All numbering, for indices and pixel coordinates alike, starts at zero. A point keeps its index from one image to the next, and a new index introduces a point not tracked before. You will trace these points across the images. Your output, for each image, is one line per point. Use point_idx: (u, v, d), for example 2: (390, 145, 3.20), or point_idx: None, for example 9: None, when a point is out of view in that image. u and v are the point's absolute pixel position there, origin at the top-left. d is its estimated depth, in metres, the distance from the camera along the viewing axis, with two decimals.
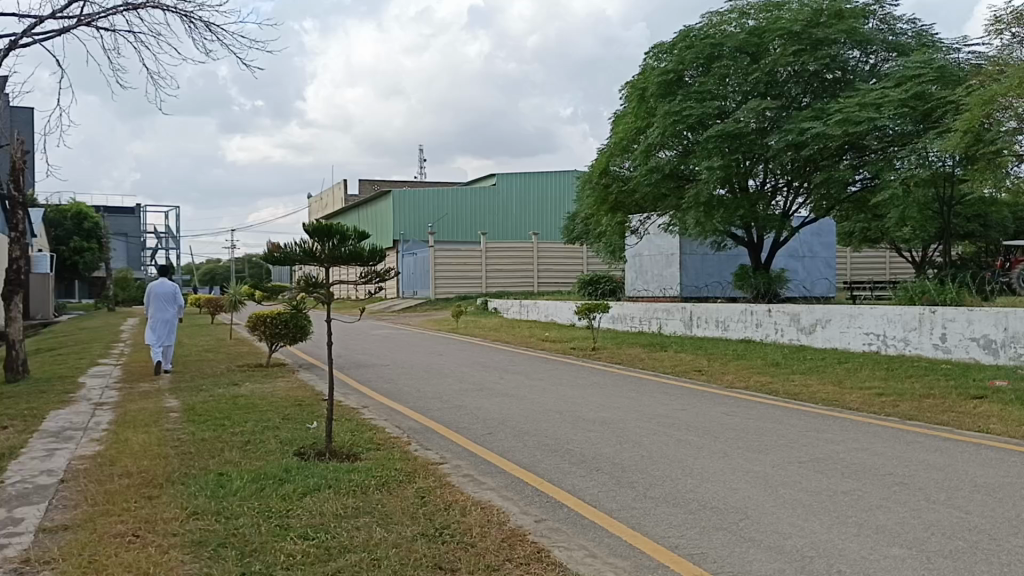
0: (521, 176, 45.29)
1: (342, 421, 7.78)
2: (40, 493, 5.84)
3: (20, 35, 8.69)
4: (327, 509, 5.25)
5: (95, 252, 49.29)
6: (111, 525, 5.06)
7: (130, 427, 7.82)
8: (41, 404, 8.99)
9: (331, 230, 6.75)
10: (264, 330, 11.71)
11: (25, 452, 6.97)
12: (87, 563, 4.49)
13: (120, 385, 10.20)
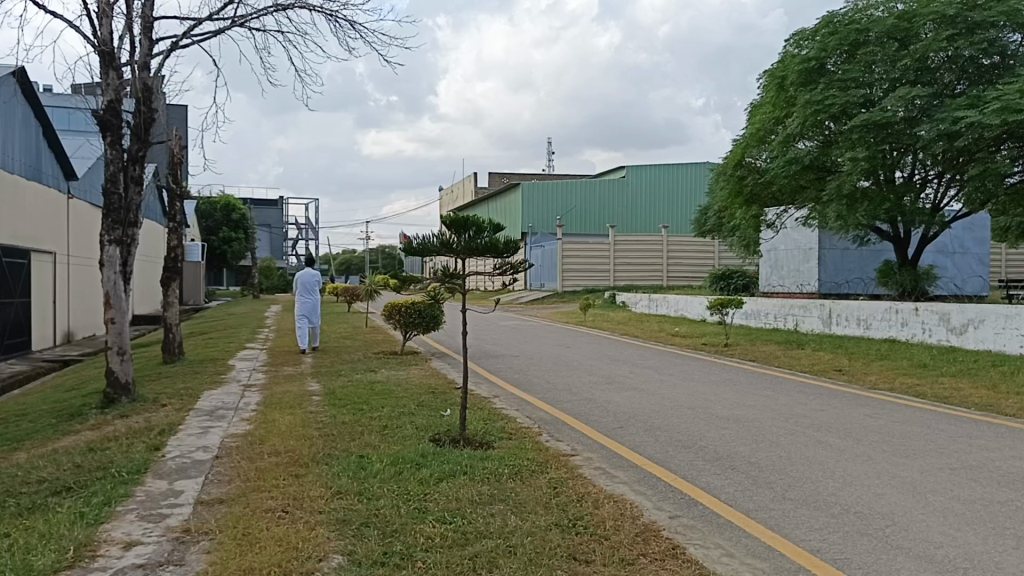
0: (651, 169, 44.75)
1: (475, 410, 7.93)
2: (197, 467, 6.23)
3: (181, 36, 9.24)
4: (463, 495, 5.36)
5: (242, 242, 52.07)
6: (261, 501, 5.34)
7: (276, 408, 8.23)
8: (197, 384, 9.58)
9: (468, 222, 6.84)
10: (399, 319, 12.07)
11: (183, 429, 7.46)
12: (242, 536, 4.76)
13: (266, 369, 10.74)
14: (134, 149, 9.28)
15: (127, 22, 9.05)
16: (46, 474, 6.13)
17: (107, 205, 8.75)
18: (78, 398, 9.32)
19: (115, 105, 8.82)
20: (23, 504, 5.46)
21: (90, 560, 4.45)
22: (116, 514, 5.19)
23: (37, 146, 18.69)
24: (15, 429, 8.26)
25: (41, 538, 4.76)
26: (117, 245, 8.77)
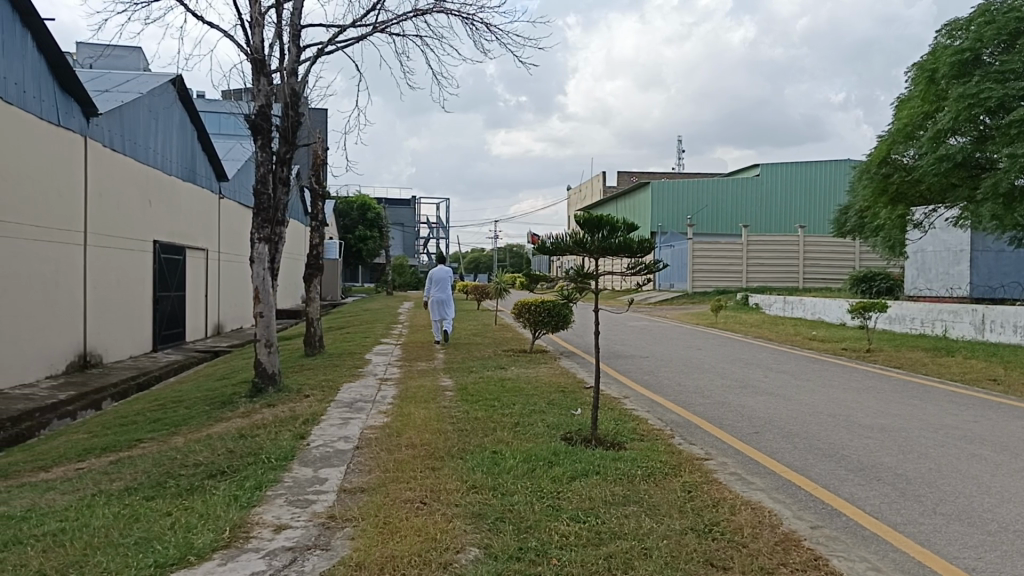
0: (787, 166, 43.38)
1: (606, 410, 7.91)
2: (339, 457, 6.49)
3: (327, 43, 9.63)
4: (596, 495, 5.37)
5: (377, 240, 53.79)
6: (400, 491, 5.51)
7: (411, 402, 8.48)
8: (337, 376, 9.99)
9: (602, 222, 6.82)
10: (529, 317, 12.19)
11: (325, 419, 7.79)
12: (382, 525, 4.93)
13: (400, 364, 11.07)
14: (282, 151, 9.74)
15: (277, 31, 9.51)
16: (202, 458, 6.53)
17: (257, 205, 9.21)
18: (228, 387, 9.89)
19: (266, 109, 9.28)
20: (182, 485, 5.83)
21: (244, 540, 4.72)
22: (266, 498, 5.48)
23: (193, 150, 19.89)
24: (173, 414, 8.84)
25: (200, 517, 5.08)
26: (266, 243, 9.22)
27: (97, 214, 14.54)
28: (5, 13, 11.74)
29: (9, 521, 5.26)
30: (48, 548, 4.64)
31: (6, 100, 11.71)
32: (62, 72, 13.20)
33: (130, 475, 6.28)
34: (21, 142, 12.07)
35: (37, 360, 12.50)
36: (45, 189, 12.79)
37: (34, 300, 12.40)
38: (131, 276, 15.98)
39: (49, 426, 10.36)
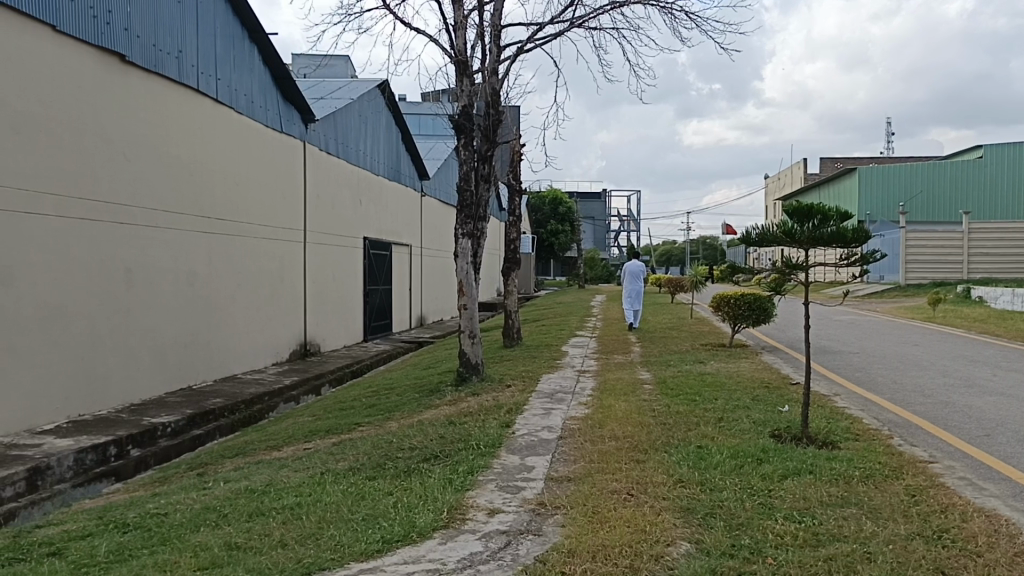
0: (1014, 146, 39.61)
1: (816, 407, 7.59)
2: (544, 445, 6.64)
3: (526, 42, 9.82)
4: (812, 495, 5.17)
5: (568, 234, 54.31)
6: (607, 482, 5.55)
7: (611, 394, 8.53)
8: (536, 367, 10.21)
9: (812, 211, 6.56)
10: (728, 311, 11.89)
11: (528, 409, 7.98)
12: (592, 514, 5.00)
13: (597, 356, 11.15)
14: (483, 149, 10.04)
15: (479, 32, 9.81)
16: (417, 442, 6.88)
17: (460, 201, 9.54)
18: (435, 376, 10.35)
19: (468, 109, 9.60)
20: (400, 467, 6.18)
21: (461, 522, 4.94)
22: (478, 483, 5.70)
23: (397, 150, 20.91)
24: (386, 401, 9.38)
25: (418, 498, 5.36)
26: (469, 238, 9.54)
27: (315, 214, 15.65)
28: (237, 31, 12.86)
29: (252, 493, 5.79)
30: (288, 519, 5.06)
31: (237, 111, 12.84)
32: (283, 82, 14.29)
33: (352, 456, 6.72)
34: (249, 149, 13.20)
35: (266, 348, 13.65)
36: (270, 191, 13.92)
37: (262, 294, 13.53)
38: (344, 270, 17.07)
39: (276, 409, 11.30)
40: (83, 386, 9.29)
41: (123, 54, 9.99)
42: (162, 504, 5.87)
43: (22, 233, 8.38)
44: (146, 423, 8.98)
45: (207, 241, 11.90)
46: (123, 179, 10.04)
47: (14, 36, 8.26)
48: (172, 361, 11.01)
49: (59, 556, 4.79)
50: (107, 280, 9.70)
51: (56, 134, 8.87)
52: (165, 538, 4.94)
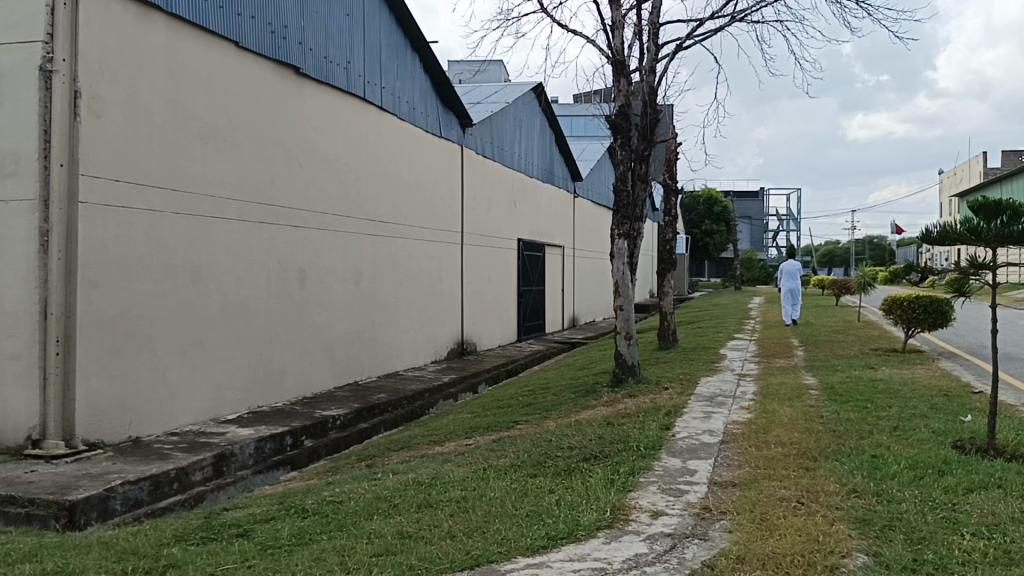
0: None
1: (1003, 418, 7.07)
2: (706, 449, 6.52)
3: (685, 38, 9.67)
4: (1002, 510, 4.82)
5: (724, 234, 53.03)
6: (774, 488, 5.39)
7: (775, 398, 8.27)
8: (694, 370, 10.04)
9: (1000, 207, 6.11)
10: (900, 314, 11.29)
11: (687, 412, 7.85)
12: (760, 520, 4.86)
13: (758, 360, 10.83)
14: (640, 149, 9.97)
15: (636, 31, 9.75)
16: (576, 442, 6.91)
17: (617, 202, 9.51)
18: (591, 376, 10.37)
19: (625, 109, 9.55)
20: (560, 466, 6.23)
21: (625, 522, 4.93)
22: (641, 484, 5.67)
23: (551, 152, 21.08)
24: (543, 399, 9.48)
25: (580, 497, 5.38)
26: (626, 239, 9.47)
27: (471, 215, 16.02)
28: (400, 40, 13.36)
29: (420, 485, 6.00)
30: (455, 512, 5.21)
31: (400, 117, 13.33)
32: (443, 88, 14.71)
33: (513, 453, 6.83)
34: (411, 154, 13.68)
35: (426, 346, 14.10)
36: (430, 195, 14.36)
37: (423, 294, 14.00)
38: (499, 271, 17.39)
39: (436, 405, 11.66)
40: (261, 378, 9.91)
41: (297, 67, 10.57)
42: (336, 492, 6.17)
43: (210, 236, 9.04)
44: (318, 415, 9.48)
45: (372, 242, 12.42)
46: (298, 185, 10.63)
47: (203, 53, 8.93)
48: (341, 356, 11.57)
49: (247, 537, 5.13)
50: (283, 280, 10.31)
51: (239, 143, 9.51)
52: (342, 524, 5.20)
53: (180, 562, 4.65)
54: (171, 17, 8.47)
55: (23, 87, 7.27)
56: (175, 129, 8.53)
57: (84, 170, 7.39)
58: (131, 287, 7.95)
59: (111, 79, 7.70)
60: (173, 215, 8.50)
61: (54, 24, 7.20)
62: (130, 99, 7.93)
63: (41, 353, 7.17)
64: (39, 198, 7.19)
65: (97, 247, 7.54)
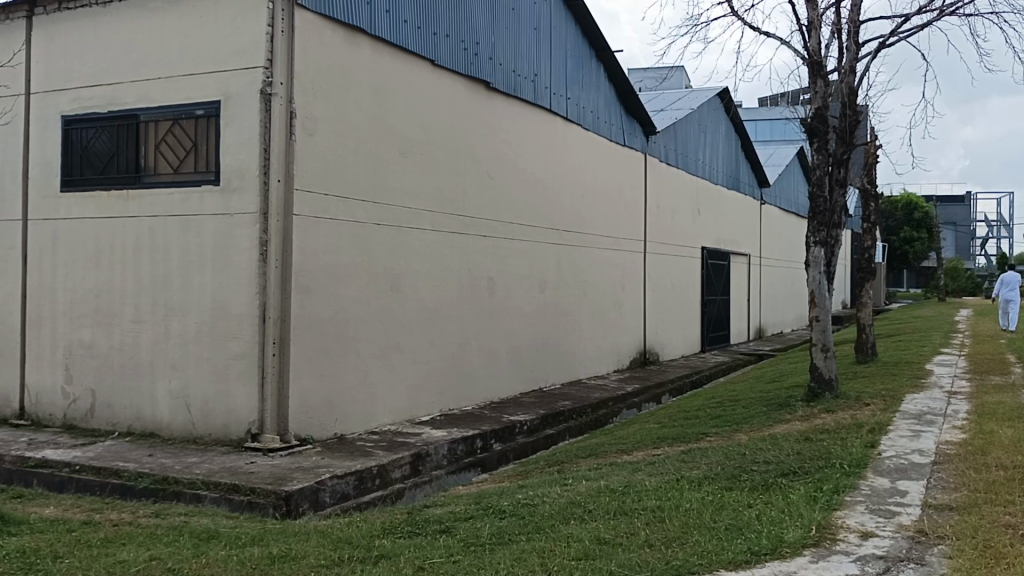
0: None
1: None
2: (917, 470, 6.15)
3: (889, 36, 9.19)
4: None
5: (924, 241, 49.73)
6: (997, 514, 4.99)
7: (992, 418, 7.65)
8: (897, 386, 9.47)
9: None
10: None
11: (893, 430, 7.41)
12: (984, 548, 4.51)
13: (970, 377, 10.06)
14: (839, 152, 9.58)
15: (834, 30, 9.36)
16: (772, 456, 6.70)
17: (813, 208, 9.16)
18: (783, 389, 10.02)
19: (823, 111, 9.19)
20: (758, 480, 6.06)
21: (833, 542, 4.73)
22: (847, 503, 5.41)
23: (737, 158, 20.57)
24: (733, 412, 9.25)
25: (782, 512, 5.21)
26: (822, 246, 9.08)
27: (654, 224, 15.91)
28: (585, 51, 13.50)
29: (614, 492, 6.02)
30: (652, 521, 5.18)
31: (586, 127, 13.46)
32: (627, 97, 14.72)
33: (706, 464, 6.72)
34: (595, 164, 13.77)
35: (610, 354, 14.12)
36: (614, 204, 14.40)
37: (606, 302, 14.03)
38: (683, 280, 17.14)
39: (620, 414, 11.66)
40: (453, 382, 10.27)
41: (488, 81, 10.91)
42: (530, 495, 6.30)
43: (408, 245, 9.50)
44: (506, 420, 9.72)
45: (557, 251, 12.60)
46: (488, 195, 10.97)
47: (403, 71, 9.40)
48: (527, 363, 11.80)
49: (450, 534, 5.34)
50: (474, 287, 10.66)
51: (435, 156, 9.93)
52: (540, 527, 5.31)
53: (389, 554, 4.91)
54: (376, 39, 8.99)
55: (247, 109, 7.93)
56: (378, 144, 9.03)
57: (299, 185, 7.99)
58: (338, 293, 8.50)
59: (322, 99, 8.27)
60: (375, 225, 8.99)
61: (273, 50, 7.83)
62: (339, 117, 8.48)
63: (260, 353, 7.80)
64: (259, 211, 7.82)
65: (309, 256, 8.11)
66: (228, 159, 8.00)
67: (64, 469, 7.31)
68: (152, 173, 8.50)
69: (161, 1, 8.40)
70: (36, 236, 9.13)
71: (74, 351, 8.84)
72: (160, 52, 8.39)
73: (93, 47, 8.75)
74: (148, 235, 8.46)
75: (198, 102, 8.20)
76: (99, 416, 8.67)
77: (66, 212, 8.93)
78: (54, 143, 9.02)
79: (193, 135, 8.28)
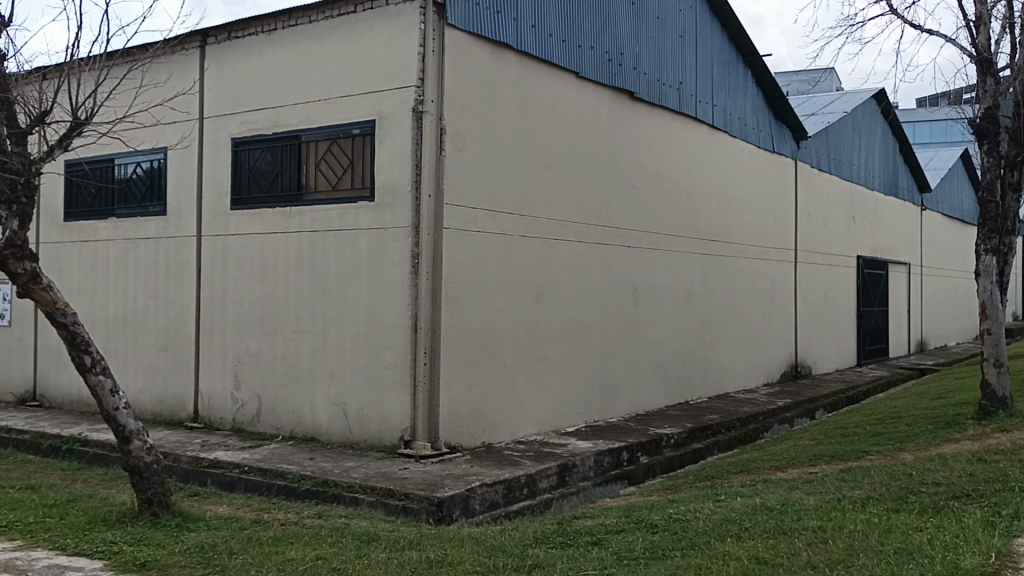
0: None
1: None
2: None
3: None
4: None
5: None
6: None
7: None
8: None
9: None
10: None
11: None
12: None
13: None
14: None
15: (1006, 24, 8.77)
16: (942, 477, 6.31)
17: (983, 214, 8.61)
18: (950, 407, 9.43)
19: (993, 111, 8.63)
20: (927, 502, 5.72)
21: (1016, 571, 4.40)
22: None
23: (895, 161, 19.59)
24: (894, 430, 8.78)
25: (957, 537, 4.90)
26: (994, 254, 8.51)
27: (806, 233, 15.36)
28: (731, 57, 13.23)
29: (770, 510, 5.83)
30: (813, 541, 4.99)
31: (732, 134, 13.16)
32: (776, 102, 14.30)
33: (868, 485, 6.40)
34: (743, 172, 13.44)
35: (758, 367, 13.72)
36: (762, 212, 13.99)
37: (755, 314, 13.65)
38: (836, 291, 16.44)
39: (771, 430, 11.29)
40: (598, 394, 10.25)
41: (632, 91, 10.87)
42: (682, 511, 6.19)
43: (553, 256, 9.57)
44: (652, 433, 9.61)
45: (703, 261, 12.35)
46: (632, 205, 10.90)
47: (548, 85, 9.50)
48: (673, 375, 11.63)
49: (603, 546, 5.33)
50: (618, 298, 10.62)
51: (579, 167, 9.97)
52: (694, 543, 5.21)
53: (543, 563, 4.95)
54: (522, 54, 9.13)
55: (399, 126, 8.22)
56: (524, 158, 9.17)
57: (448, 200, 8.22)
58: (486, 305, 8.66)
59: (471, 115, 8.47)
60: (521, 237, 9.12)
61: (424, 69, 8.10)
62: (486, 132, 8.66)
63: (412, 363, 8.06)
64: (411, 225, 8.10)
65: (458, 268, 8.32)
66: (382, 176, 8.31)
67: (234, 470, 7.78)
68: (312, 191, 8.95)
69: (321, 27, 8.84)
70: (209, 251, 9.78)
71: (242, 359, 9.40)
72: (320, 76, 8.84)
73: (259, 73, 9.32)
74: (308, 249, 8.90)
75: (354, 122, 8.57)
76: (265, 421, 9.17)
77: (236, 228, 9.53)
78: (224, 164, 9.65)
79: (350, 154, 8.67)
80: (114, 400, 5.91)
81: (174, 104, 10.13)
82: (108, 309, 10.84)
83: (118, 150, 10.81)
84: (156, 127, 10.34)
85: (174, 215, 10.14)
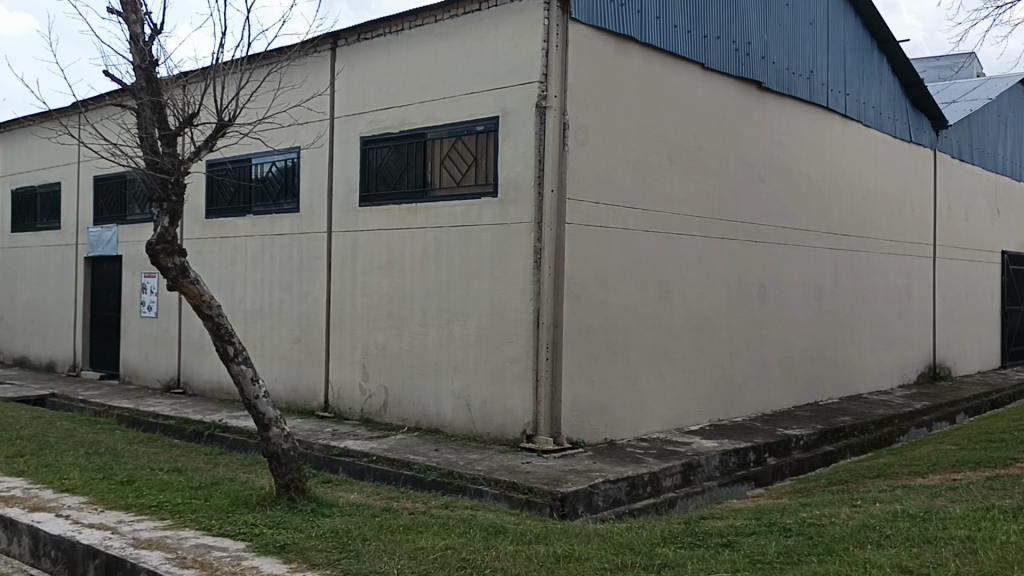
0: None
1: None
2: None
3: None
4: None
5: None
6: None
7: None
8: None
9: None
10: None
11: None
12: None
13: None
14: None
15: None
16: None
17: None
18: None
19: None
20: None
21: None
22: None
23: None
24: None
25: None
26: None
27: (945, 226, 14.56)
28: (865, 43, 12.67)
29: (912, 517, 5.55)
30: (961, 552, 4.72)
31: (865, 124, 12.61)
32: (913, 90, 13.60)
33: (1019, 494, 6.02)
34: (877, 163, 12.86)
35: (893, 367, 13.11)
36: (898, 206, 13.35)
37: (889, 311, 13.05)
38: (978, 288, 15.52)
39: (907, 433, 10.77)
40: (723, 392, 10.03)
41: (759, 81, 10.56)
42: (816, 515, 5.98)
43: (677, 252, 9.42)
44: (780, 433, 9.32)
45: (834, 256, 11.89)
46: (759, 199, 10.60)
47: (673, 77, 9.35)
48: (801, 374, 11.26)
49: (733, 548, 5.20)
50: (744, 295, 10.35)
51: (704, 161, 9.77)
52: (831, 549, 5.02)
53: (672, 563, 4.88)
54: (646, 47, 9.01)
55: (523, 122, 8.25)
56: (648, 152, 9.05)
57: (572, 195, 8.20)
58: (610, 300, 8.61)
59: (594, 110, 8.43)
60: (645, 232, 9.01)
61: (548, 65, 8.11)
62: (610, 127, 8.60)
63: (535, 357, 8.10)
64: (534, 220, 8.13)
65: (582, 264, 8.30)
66: (506, 172, 8.38)
67: (363, 459, 8.02)
68: (437, 188, 9.09)
69: (447, 25, 8.98)
70: (339, 246, 10.11)
71: (370, 351, 9.67)
72: (446, 74, 8.98)
73: (387, 73, 9.55)
74: (434, 245, 9.07)
75: (479, 119, 8.66)
76: (392, 412, 9.41)
77: (364, 225, 9.81)
78: (354, 162, 9.94)
79: (474, 151, 8.76)
80: (255, 388, 6.18)
81: (308, 104, 10.51)
82: (246, 302, 11.36)
83: (256, 150, 11.31)
84: (291, 128, 10.75)
85: (306, 212, 10.53)
